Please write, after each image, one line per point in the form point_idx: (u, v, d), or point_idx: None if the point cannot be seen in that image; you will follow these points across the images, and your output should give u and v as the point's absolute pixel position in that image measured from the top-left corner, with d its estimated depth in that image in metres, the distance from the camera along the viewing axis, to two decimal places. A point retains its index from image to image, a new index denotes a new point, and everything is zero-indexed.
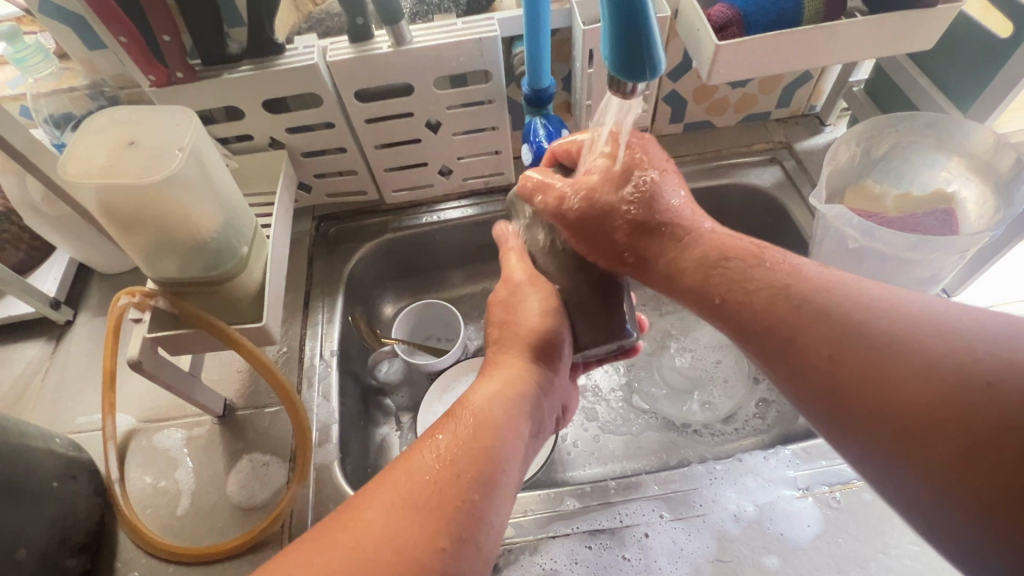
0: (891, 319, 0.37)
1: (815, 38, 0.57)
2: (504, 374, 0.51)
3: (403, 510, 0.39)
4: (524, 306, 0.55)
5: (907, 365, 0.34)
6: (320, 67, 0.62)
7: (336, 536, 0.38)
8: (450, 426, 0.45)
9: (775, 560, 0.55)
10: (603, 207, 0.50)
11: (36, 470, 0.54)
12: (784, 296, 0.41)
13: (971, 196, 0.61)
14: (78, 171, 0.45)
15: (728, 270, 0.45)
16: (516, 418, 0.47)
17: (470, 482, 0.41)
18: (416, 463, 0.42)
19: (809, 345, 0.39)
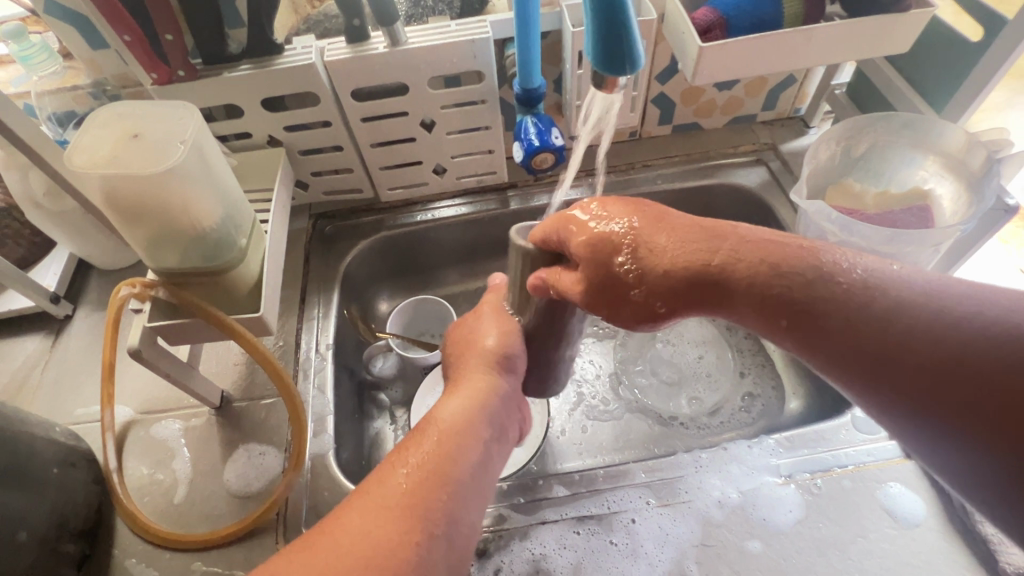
0: (969, 318, 0.33)
1: (794, 40, 0.59)
2: (468, 387, 0.51)
3: (377, 512, 0.39)
4: (477, 330, 0.57)
5: (1010, 371, 0.31)
6: (318, 67, 0.64)
7: (312, 541, 0.38)
8: (419, 437, 0.45)
9: (757, 544, 0.57)
10: (610, 271, 0.43)
11: (36, 457, 0.55)
12: (858, 313, 0.35)
13: (946, 194, 0.63)
14: (85, 162, 0.46)
15: (790, 285, 0.37)
16: (480, 428, 0.47)
17: (441, 485, 0.42)
18: (386, 477, 0.42)
19: (895, 350, 0.34)
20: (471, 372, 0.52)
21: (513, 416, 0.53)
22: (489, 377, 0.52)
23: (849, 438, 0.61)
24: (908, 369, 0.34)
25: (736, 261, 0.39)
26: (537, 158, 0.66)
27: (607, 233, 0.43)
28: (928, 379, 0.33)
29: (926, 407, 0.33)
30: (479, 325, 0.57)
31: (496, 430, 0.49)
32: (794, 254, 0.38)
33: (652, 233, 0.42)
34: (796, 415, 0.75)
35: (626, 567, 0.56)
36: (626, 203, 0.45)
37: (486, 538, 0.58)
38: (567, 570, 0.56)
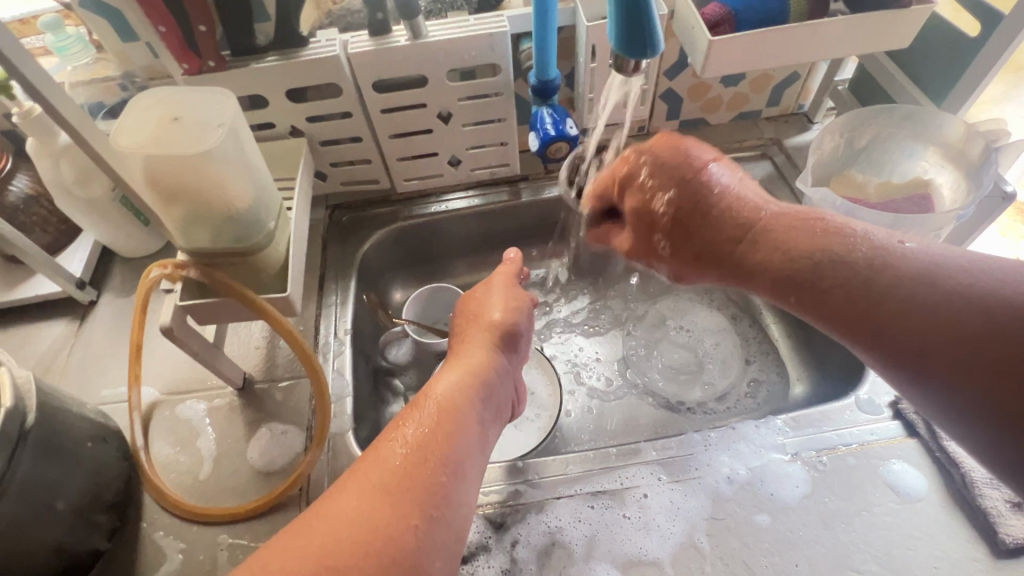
0: (950, 283, 0.40)
1: (800, 35, 0.62)
2: (468, 362, 0.56)
3: (375, 494, 0.41)
4: (484, 306, 0.63)
5: (964, 314, 0.38)
6: (341, 58, 0.66)
7: (308, 525, 0.39)
8: (417, 413, 0.48)
9: (765, 518, 0.59)
10: (647, 221, 0.55)
11: (72, 430, 0.57)
12: (853, 285, 0.43)
13: (946, 183, 0.65)
14: (129, 144, 0.50)
15: (796, 261, 0.47)
16: (478, 403, 0.52)
17: (439, 465, 0.44)
18: (384, 450, 0.44)
19: (868, 305, 0.42)
20: (472, 349, 0.58)
21: (508, 391, 0.58)
22: (487, 355, 0.57)
23: (852, 418, 0.63)
24: (894, 330, 0.41)
25: (756, 246, 0.50)
26: (552, 147, 0.69)
27: (650, 206, 0.54)
28: (898, 325, 0.41)
29: (908, 359, 0.40)
30: (487, 297, 0.64)
31: (493, 407, 0.54)
32: (806, 238, 0.47)
33: (690, 207, 0.52)
34: (801, 399, 0.77)
35: (639, 539, 0.58)
36: (676, 173, 0.53)
37: (504, 512, 0.60)
38: (582, 542, 0.58)
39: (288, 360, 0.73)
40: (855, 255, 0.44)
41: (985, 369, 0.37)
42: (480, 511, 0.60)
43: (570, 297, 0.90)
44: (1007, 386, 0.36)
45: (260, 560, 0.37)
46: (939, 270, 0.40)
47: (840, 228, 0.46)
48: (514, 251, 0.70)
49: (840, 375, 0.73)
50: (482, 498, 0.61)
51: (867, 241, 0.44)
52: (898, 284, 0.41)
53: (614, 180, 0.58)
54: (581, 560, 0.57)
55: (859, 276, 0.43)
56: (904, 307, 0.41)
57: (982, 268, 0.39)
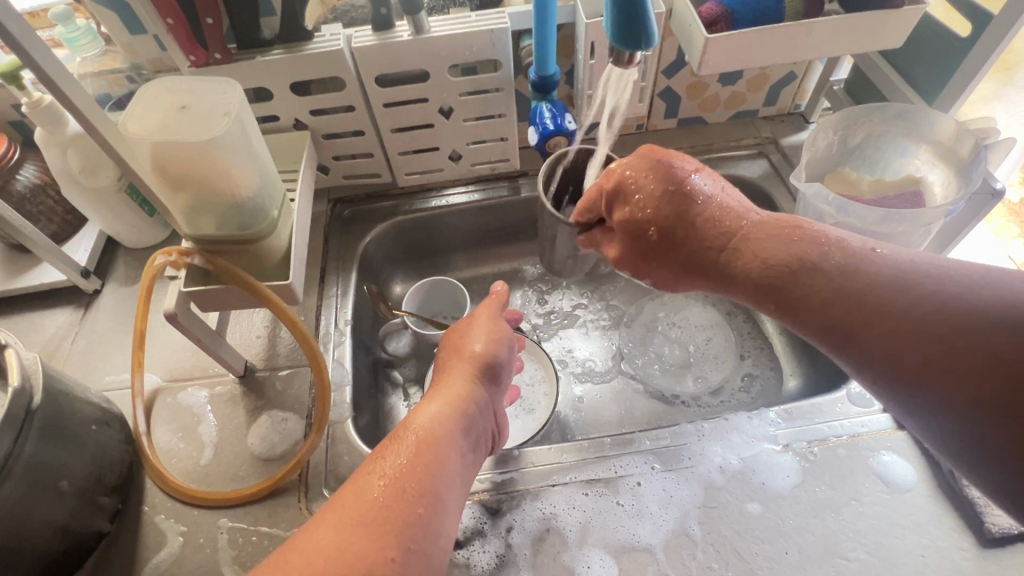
0: (925, 286, 0.41)
1: (794, 33, 0.63)
2: (450, 392, 0.55)
3: (352, 528, 0.42)
4: (466, 337, 0.62)
5: (937, 314, 0.39)
6: (345, 52, 0.68)
7: (286, 559, 0.40)
8: (397, 444, 0.49)
9: (756, 506, 0.60)
10: (636, 230, 0.54)
11: (77, 413, 0.58)
12: (829, 291, 0.44)
13: (937, 181, 0.67)
14: (137, 130, 0.52)
15: (778, 270, 0.47)
16: (458, 435, 0.52)
17: (418, 496, 0.45)
18: (364, 483, 0.45)
19: (846, 309, 0.43)
20: (455, 378, 0.58)
21: (488, 422, 0.58)
22: (470, 388, 0.57)
23: (843, 411, 0.64)
24: (868, 333, 0.42)
25: (738, 256, 0.50)
26: (550, 142, 0.70)
27: (639, 218, 0.54)
28: (874, 328, 0.42)
29: (886, 361, 0.41)
30: (472, 328, 0.63)
31: (472, 438, 0.54)
32: (783, 246, 0.48)
33: (673, 222, 0.53)
34: (794, 393, 0.79)
35: (632, 526, 0.59)
36: (661, 184, 0.53)
37: (499, 498, 0.61)
38: (575, 528, 0.59)
39: (289, 349, 0.74)
40: (831, 262, 0.45)
41: (953, 373, 0.37)
42: (475, 497, 0.61)
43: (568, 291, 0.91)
44: (975, 389, 0.36)
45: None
46: (911, 274, 0.42)
47: (818, 236, 0.47)
48: (502, 283, 0.69)
49: (831, 369, 0.74)
50: (475, 485, 0.62)
51: (842, 248, 0.46)
52: (874, 288, 0.42)
53: (601, 191, 0.56)
54: (574, 545, 0.58)
55: (835, 283, 0.44)
56: (880, 310, 0.42)
57: (955, 271, 0.41)
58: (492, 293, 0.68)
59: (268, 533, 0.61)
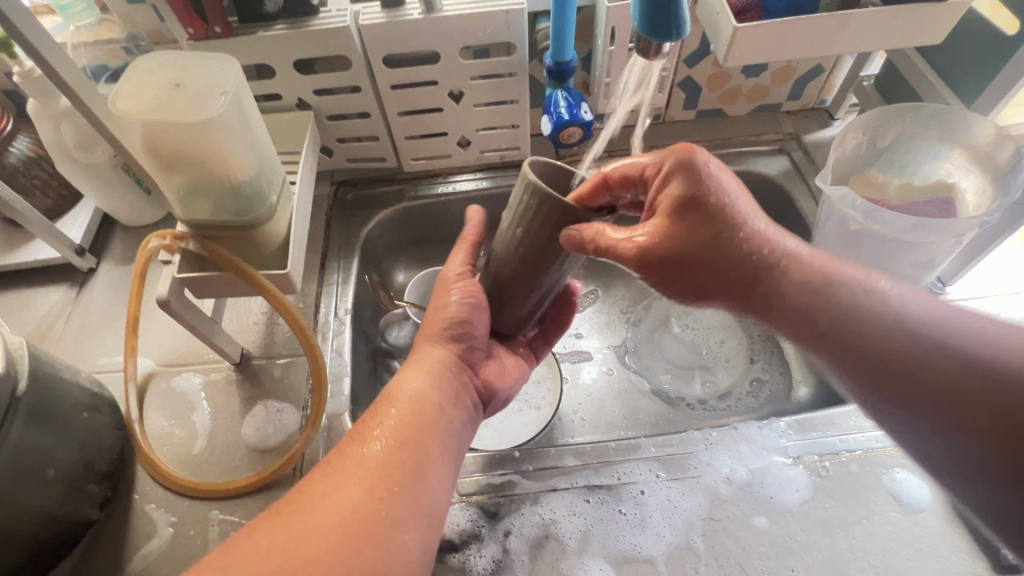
0: (976, 348, 0.40)
1: (828, 26, 0.59)
2: (422, 359, 0.54)
3: (340, 478, 0.43)
4: (437, 298, 0.57)
5: (983, 377, 0.39)
6: (352, 30, 0.64)
7: (279, 510, 0.42)
8: (380, 407, 0.49)
9: (763, 521, 0.58)
10: (688, 219, 0.49)
11: (67, 399, 0.56)
12: (881, 323, 0.44)
13: (970, 188, 0.64)
14: (127, 105, 0.49)
15: (829, 304, 0.46)
16: (442, 395, 0.51)
17: (401, 447, 0.46)
18: (352, 443, 0.46)
19: (890, 355, 0.42)
20: (422, 346, 0.55)
21: (470, 386, 0.56)
22: (446, 354, 0.55)
23: (857, 424, 0.62)
24: (918, 380, 0.41)
25: (783, 281, 0.48)
26: (565, 132, 0.66)
27: (702, 200, 0.48)
28: (918, 378, 0.41)
29: (924, 413, 0.40)
30: (437, 315, 0.56)
31: (456, 397, 0.52)
32: (837, 284, 0.46)
33: (714, 229, 0.49)
34: (805, 401, 0.76)
35: (633, 535, 0.57)
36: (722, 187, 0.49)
37: (497, 501, 0.59)
38: (575, 535, 0.58)
39: (287, 337, 0.72)
40: (885, 309, 0.44)
41: (999, 441, 0.37)
42: (472, 499, 0.59)
43: (575, 284, 0.89)
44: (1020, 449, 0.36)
45: (233, 541, 0.40)
46: (962, 333, 0.41)
47: (870, 281, 0.46)
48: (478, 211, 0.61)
49: None
50: (472, 488, 0.60)
51: (895, 296, 0.44)
52: (926, 341, 0.42)
53: (662, 166, 0.50)
54: (574, 553, 0.57)
55: (886, 327, 0.43)
56: (926, 361, 0.41)
57: (1006, 338, 0.40)
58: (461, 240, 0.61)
59: None
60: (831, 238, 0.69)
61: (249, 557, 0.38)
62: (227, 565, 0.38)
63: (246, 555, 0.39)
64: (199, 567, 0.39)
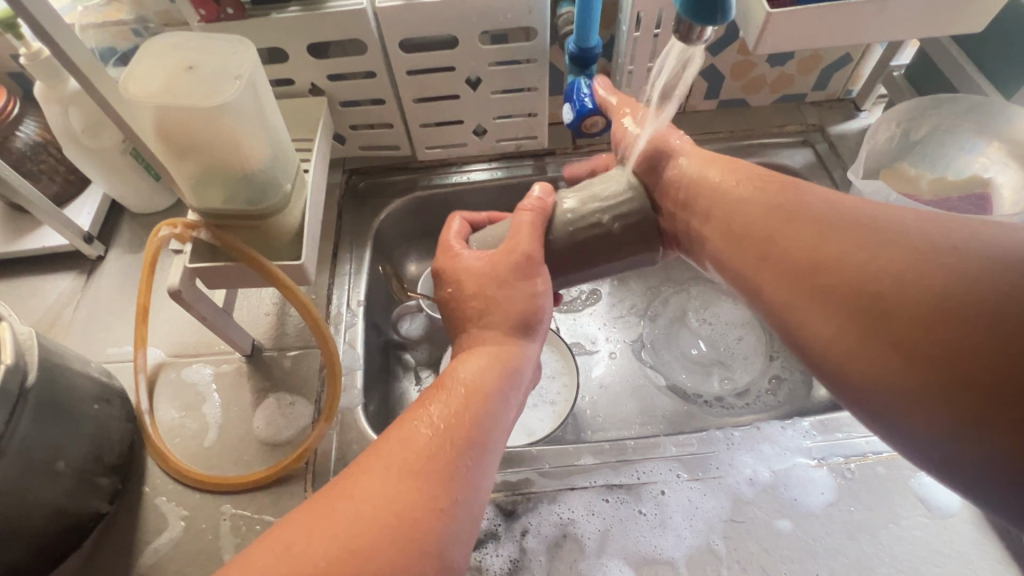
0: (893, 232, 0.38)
1: (866, 12, 0.57)
2: (492, 346, 0.49)
3: (397, 481, 0.38)
4: (501, 289, 0.51)
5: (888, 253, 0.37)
6: (368, 13, 0.62)
7: (334, 507, 0.37)
8: (440, 395, 0.45)
9: (787, 524, 0.56)
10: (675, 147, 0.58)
11: (76, 390, 0.55)
12: (808, 223, 0.42)
13: (1008, 183, 0.61)
14: (137, 90, 0.48)
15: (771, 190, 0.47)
16: (507, 390, 0.47)
17: (461, 446, 0.42)
18: (408, 433, 0.41)
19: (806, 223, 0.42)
20: (492, 329, 0.50)
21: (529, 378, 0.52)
22: (515, 342, 0.50)
23: None
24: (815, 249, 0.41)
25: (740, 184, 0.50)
26: (587, 122, 0.64)
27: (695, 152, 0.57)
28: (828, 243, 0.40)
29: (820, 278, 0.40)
30: (513, 298, 0.51)
31: (518, 393, 0.48)
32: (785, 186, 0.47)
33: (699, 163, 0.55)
34: (825, 400, 0.74)
35: (654, 537, 0.56)
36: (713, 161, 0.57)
37: (514, 499, 0.58)
38: (594, 536, 0.56)
39: (298, 329, 0.71)
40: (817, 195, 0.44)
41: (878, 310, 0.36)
42: (489, 497, 0.58)
43: None
44: (886, 307, 0.35)
45: (284, 537, 0.36)
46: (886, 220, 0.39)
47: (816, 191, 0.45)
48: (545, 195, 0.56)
49: None
50: (488, 486, 0.59)
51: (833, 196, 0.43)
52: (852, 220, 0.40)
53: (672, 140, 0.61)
54: (592, 554, 0.56)
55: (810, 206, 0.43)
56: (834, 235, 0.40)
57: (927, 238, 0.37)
58: (521, 208, 0.55)
59: (271, 523, 0.59)
60: None
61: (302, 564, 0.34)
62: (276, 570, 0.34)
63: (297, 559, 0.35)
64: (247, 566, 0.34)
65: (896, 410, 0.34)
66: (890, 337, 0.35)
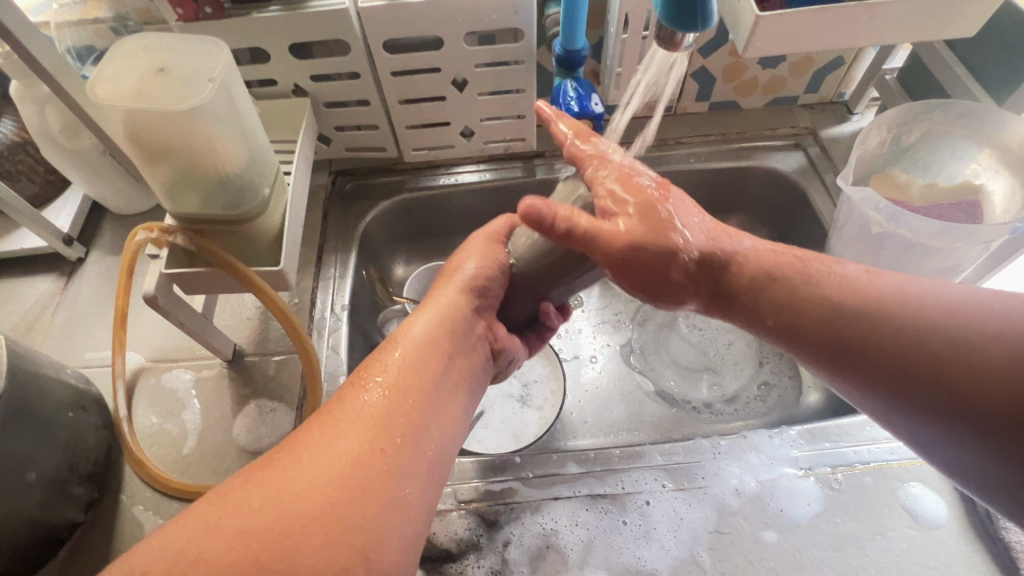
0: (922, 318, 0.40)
1: (857, 16, 0.56)
2: (441, 305, 0.48)
3: (336, 430, 0.37)
4: (453, 258, 0.53)
5: (931, 346, 0.39)
6: (350, 13, 0.61)
7: (273, 460, 0.36)
8: (386, 355, 0.43)
9: (772, 535, 0.56)
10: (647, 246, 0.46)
11: (50, 398, 0.54)
12: (838, 309, 0.43)
13: (999, 191, 0.61)
14: (106, 93, 0.46)
15: (782, 282, 0.46)
16: (456, 349, 0.46)
17: (408, 396, 0.40)
18: (351, 392, 0.40)
19: (843, 329, 0.42)
20: (443, 291, 0.50)
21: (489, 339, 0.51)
22: (468, 302, 0.50)
23: (872, 435, 0.59)
24: (862, 355, 0.41)
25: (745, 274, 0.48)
26: None
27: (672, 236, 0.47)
28: (869, 350, 0.41)
29: (884, 384, 0.41)
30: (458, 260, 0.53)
31: (470, 351, 0.47)
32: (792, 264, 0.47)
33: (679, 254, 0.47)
34: (815, 407, 0.73)
35: (638, 548, 0.55)
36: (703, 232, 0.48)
37: (497, 509, 0.57)
38: (577, 547, 0.56)
39: (281, 334, 0.70)
40: (830, 285, 0.44)
41: (955, 405, 0.37)
42: (470, 507, 0.57)
43: None
44: (964, 399, 0.37)
45: (222, 492, 0.35)
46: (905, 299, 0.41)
47: (825, 269, 0.45)
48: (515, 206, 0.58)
49: None
50: (470, 496, 0.58)
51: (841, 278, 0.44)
52: (878, 310, 0.41)
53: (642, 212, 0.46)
54: (575, 565, 0.55)
55: (829, 301, 0.43)
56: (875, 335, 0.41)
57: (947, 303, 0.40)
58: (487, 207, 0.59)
59: None
60: (850, 241, 0.65)
61: (238, 510, 0.33)
62: (215, 522, 0.33)
63: (235, 509, 0.34)
64: (181, 531, 0.33)
65: (975, 471, 0.37)
66: (975, 427, 0.36)
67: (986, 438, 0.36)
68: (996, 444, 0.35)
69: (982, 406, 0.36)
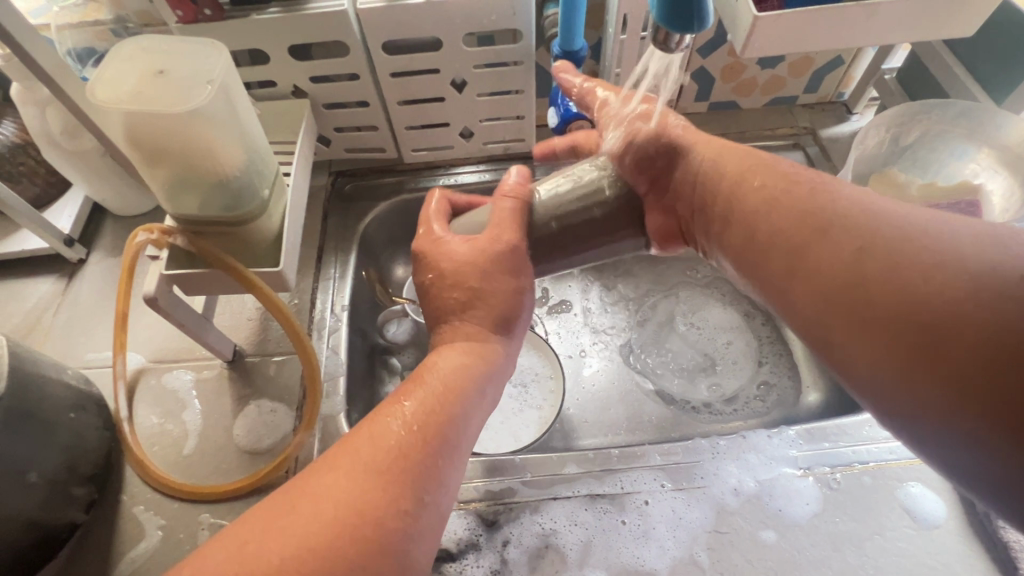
0: (916, 245, 0.33)
1: (855, 16, 0.56)
2: (473, 344, 0.48)
3: (358, 476, 0.37)
4: (490, 281, 0.50)
5: (913, 275, 0.33)
6: (349, 14, 0.61)
7: (293, 505, 0.36)
8: (417, 391, 0.43)
9: (771, 534, 0.56)
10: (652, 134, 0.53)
11: (50, 399, 0.54)
12: (812, 219, 0.39)
13: (997, 190, 0.61)
14: (106, 96, 0.47)
15: (771, 195, 0.42)
16: (483, 390, 0.46)
17: (432, 446, 0.40)
18: (379, 429, 0.40)
19: (817, 245, 0.38)
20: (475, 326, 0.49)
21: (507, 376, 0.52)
22: (498, 342, 0.50)
23: (871, 435, 0.59)
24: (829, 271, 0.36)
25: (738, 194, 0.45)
26: None
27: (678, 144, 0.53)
28: (841, 267, 0.36)
29: (847, 310, 0.35)
30: (497, 290, 0.50)
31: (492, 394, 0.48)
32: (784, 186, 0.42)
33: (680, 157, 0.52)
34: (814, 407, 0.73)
35: (636, 548, 0.55)
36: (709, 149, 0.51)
37: (496, 509, 0.57)
38: (576, 546, 0.56)
39: (281, 335, 0.70)
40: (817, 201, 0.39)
41: (926, 349, 0.31)
42: (470, 507, 0.57)
43: (575, 279, 0.86)
44: (933, 343, 0.31)
45: (239, 534, 0.35)
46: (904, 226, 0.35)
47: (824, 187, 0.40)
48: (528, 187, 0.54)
49: None
50: (469, 495, 0.58)
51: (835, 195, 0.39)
52: (866, 229, 0.36)
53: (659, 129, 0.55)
54: (574, 565, 0.55)
55: (811, 213, 0.39)
56: (850, 252, 0.36)
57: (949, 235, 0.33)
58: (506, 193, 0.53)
59: None
60: None
61: (256, 564, 0.33)
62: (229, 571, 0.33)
63: (252, 562, 0.33)
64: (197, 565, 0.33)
65: (932, 437, 0.31)
66: (944, 380, 0.30)
67: (954, 399, 0.30)
68: (963, 407, 0.29)
69: (955, 358, 0.30)
